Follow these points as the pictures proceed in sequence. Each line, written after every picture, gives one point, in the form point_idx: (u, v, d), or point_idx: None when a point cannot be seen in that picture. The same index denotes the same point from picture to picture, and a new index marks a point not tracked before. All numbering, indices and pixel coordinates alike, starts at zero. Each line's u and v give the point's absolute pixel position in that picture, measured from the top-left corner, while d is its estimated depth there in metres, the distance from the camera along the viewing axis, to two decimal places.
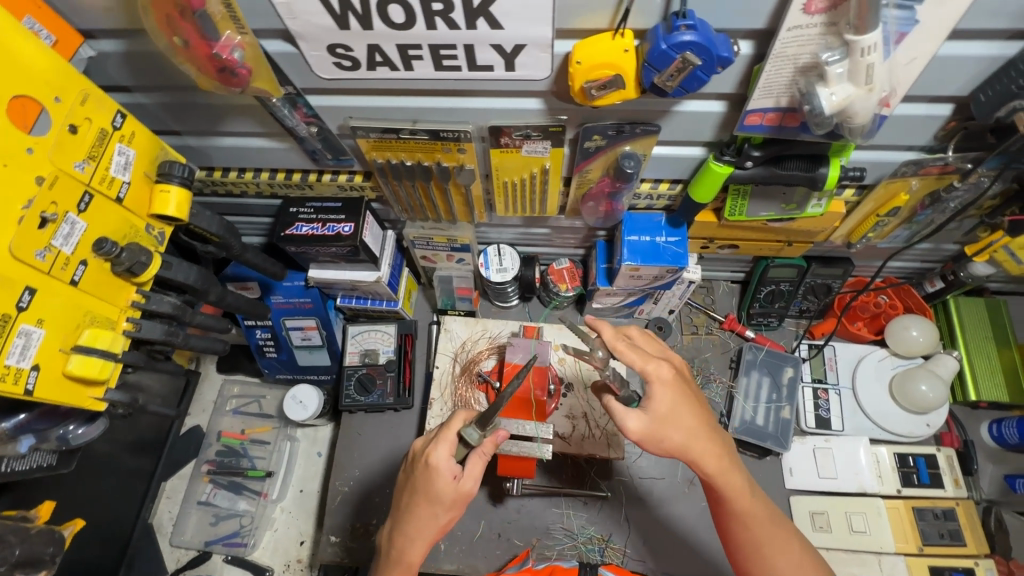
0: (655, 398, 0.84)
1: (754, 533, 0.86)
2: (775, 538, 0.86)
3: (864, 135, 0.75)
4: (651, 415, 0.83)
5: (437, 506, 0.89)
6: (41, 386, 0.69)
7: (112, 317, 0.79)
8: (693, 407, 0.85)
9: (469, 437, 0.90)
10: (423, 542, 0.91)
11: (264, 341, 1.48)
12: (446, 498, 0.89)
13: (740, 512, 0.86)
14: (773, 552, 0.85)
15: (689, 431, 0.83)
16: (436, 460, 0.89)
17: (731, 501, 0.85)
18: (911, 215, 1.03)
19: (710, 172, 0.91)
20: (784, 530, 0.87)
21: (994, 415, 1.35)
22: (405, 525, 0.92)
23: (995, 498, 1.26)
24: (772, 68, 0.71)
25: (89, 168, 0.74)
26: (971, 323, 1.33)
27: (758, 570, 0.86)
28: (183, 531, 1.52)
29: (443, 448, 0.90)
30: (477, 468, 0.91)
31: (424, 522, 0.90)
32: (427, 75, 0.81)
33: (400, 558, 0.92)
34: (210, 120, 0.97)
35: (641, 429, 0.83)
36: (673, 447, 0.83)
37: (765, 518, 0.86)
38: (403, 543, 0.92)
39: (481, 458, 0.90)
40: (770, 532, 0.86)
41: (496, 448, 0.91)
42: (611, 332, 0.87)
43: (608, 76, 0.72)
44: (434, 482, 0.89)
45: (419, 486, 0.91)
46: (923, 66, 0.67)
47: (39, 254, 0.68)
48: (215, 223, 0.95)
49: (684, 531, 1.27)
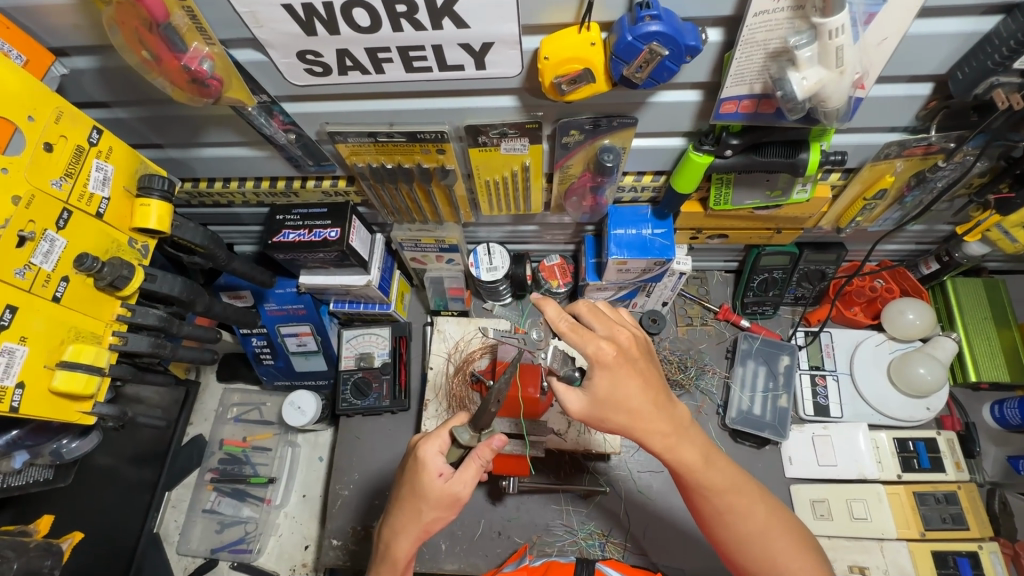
0: (596, 384, 0.80)
1: (715, 504, 0.85)
2: (737, 508, 0.84)
3: (840, 119, 0.74)
4: (590, 397, 0.81)
5: (425, 503, 0.88)
6: (26, 403, 0.70)
7: (97, 332, 0.80)
8: (636, 385, 0.81)
9: (459, 437, 0.91)
10: (409, 537, 0.89)
11: (261, 348, 1.49)
12: (433, 495, 0.88)
13: (696, 483, 0.85)
14: (734, 520, 0.84)
15: (632, 410, 0.81)
16: (425, 455, 0.89)
17: (686, 474, 0.84)
18: (899, 197, 1.02)
19: (690, 162, 0.90)
20: (748, 498, 0.85)
21: (996, 396, 1.33)
22: (394, 519, 0.91)
23: (999, 480, 1.25)
24: (742, 55, 0.70)
25: (67, 185, 0.75)
26: (969, 303, 1.31)
27: (721, 538, 0.86)
28: (190, 539, 1.54)
29: (434, 444, 0.91)
30: (469, 473, 0.88)
31: (410, 517, 0.89)
32: (398, 77, 0.81)
33: (387, 551, 0.91)
34: (189, 132, 0.97)
35: (582, 410, 0.82)
36: (621, 426, 0.82)
37: (725, 488, 0.85)
38: (389, 536, 0.91)
39: (474, 462, 0.88)
40: (731, 502, 0.84)
41: (492, 454, 0.89)
42: (557, 312, 0.78)
43: (577, 70, 0.72)
44: (421, 478, 0.88)
45: (410, 484, 0.90)
46: (894, 46, 0.66)
47: (18, 272, 0.69)
48: (199, 234, 0.96)
49: (685, 524, 1.26)
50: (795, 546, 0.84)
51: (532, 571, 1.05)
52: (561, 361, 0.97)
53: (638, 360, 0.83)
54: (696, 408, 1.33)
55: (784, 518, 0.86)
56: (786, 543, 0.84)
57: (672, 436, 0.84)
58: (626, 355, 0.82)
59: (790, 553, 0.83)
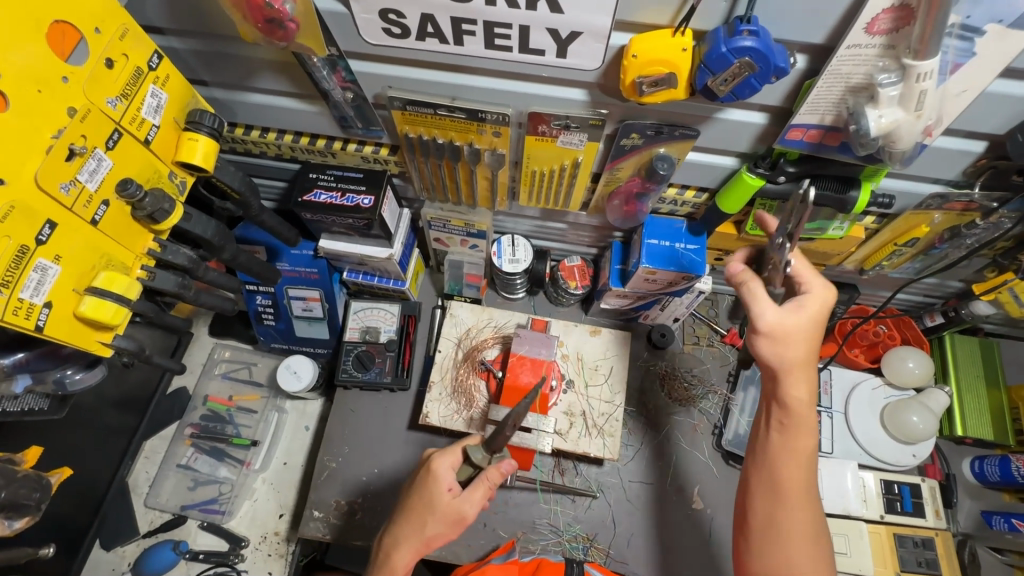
0: (799, 308, 0.81)
1: (806, 486, 0.83)
2: (813, 504, 0.83)
3: (902, 161, 0.76)
4: (783, 314, 0.80)
5: (431, 515, 0.89)
6: (51, 325, 0.66)
7: (127, 263, 0.77)
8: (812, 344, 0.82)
9: (473, 456, 0.91)
10: (410, 548, 0.90)
11: (263, 307, 1.44)
12: (439, 509, 0.89)
13: (800, 450, 0.83)
14: (794, 507, 0.82)
15: (804, 356, 0.81)
16: (438, 468, 0.92)
17: (801, 440, 0.83)
18: (927, 247, 1.05)
19: (742, 182, 0.92)
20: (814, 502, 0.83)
21: (977, 451, 1.38)
22: (397, 528, 0.92)
23: (970, 532, 1.30)
24: (824, 85, 0.71)
25: (121, 106, 0.71)
26: (964, 360, 1.36)
27: (768, 509, 0.84)
28: (160, 492, 1.49)
29: (446, 459, 0.93)
30: (477, 494, 0.91)
31: (413, 528, 0.90)
32: (475, 52, 0.80)
33: (386, 560, 0.91)
34: (242, 74, 0.94)
35: (772, 324, 0.80)
36: (787, 362, 0.81)
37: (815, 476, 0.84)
38: (390, 544, 0.91)
39: (483, 484, 0.90)
40: (811, 495, 0.84)
41: (500, 478, 0.92)
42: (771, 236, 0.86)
43: (661, 73, 0.72)
44: (430, 490, 0.91)
45: (416, 493, 0.93)
46: (972, 99, 0.68)
47: (63, 187, 0.66)
48: (238, 179, 0.93)
49: (675, 539, 1.26)
50: (822, 560, 0.82)
51: (523, 566, 1.05)
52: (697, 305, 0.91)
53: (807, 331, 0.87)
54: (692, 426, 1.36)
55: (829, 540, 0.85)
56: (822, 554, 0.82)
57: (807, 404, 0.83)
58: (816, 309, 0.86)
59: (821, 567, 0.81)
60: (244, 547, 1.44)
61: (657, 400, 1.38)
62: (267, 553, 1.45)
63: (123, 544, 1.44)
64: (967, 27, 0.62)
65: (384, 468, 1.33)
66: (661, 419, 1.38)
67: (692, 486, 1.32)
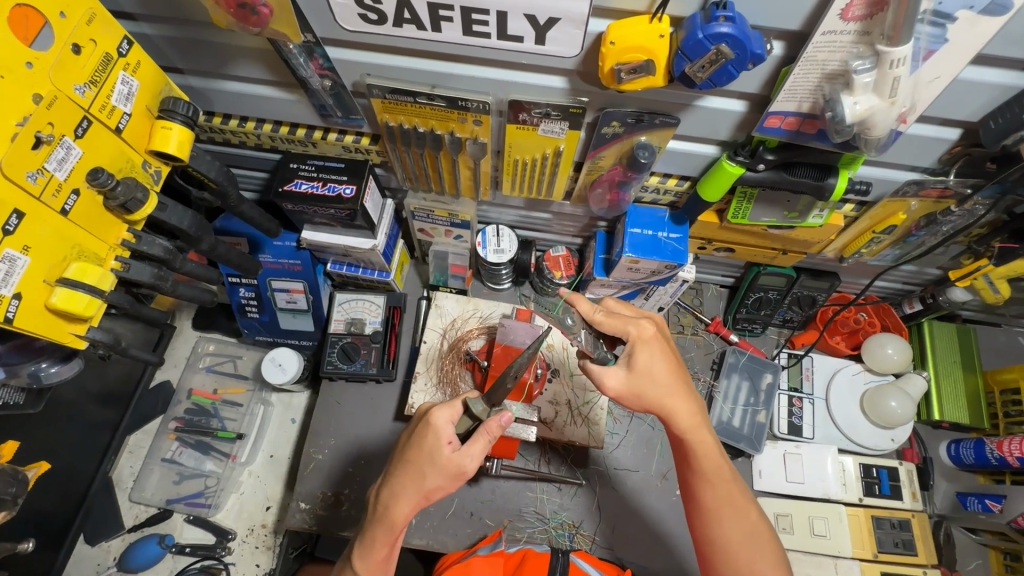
0: (638, 357, 0.88)
1: (718, 493, 0.87)
2: (735, 503, 0.87)
3: (877, 148, 0.77)
4: (629, 371, 0.89)
5: (431, 467, 0.89)
6: (21, 316, 0.65)
7: (100, 254, 0.75)
8: (671, 367, 0.89)
9: (473, 408, 0.90)
10: (410, 501, 0.90)
11: (247, 300, 1.42)
12: (440, 461, 0.88)
13: (702, 467, 0.88)
14: (723, 519, 0.87)
15: (665, 385, 0.87)
16: (437, 421, 0.90)
17: (699, 458, 0.88)
18: (904, 234, 1.06)
19: (721, 171, 0.92)
20: (744, 499, 0.88)
21: (954, 435, 1.41)
22: (395, 481, 0.91)
23: (946, 513, 1.33)
24: (800, 72, 0.71)
25: (90, 93, 0.70)
26: (942, 347, 1.38)
27: (710, 532, 0.88)
28: (145, 487, 1.48)
29: (446, 412, 0.91)
30: (478, 448, 0.89)
31: (412, 478, 0.90)
32: (453, 39, 0.79)
33: (385, 513, 0.91)
34: (218, 61, 0.93)
35: (619, 383, 0.89)
36: (655, 395, 0.88)
37: (729, 479, 0.88)
38: (389, 499, 0.91)
39: (483, 437, 0.88)
40: (731, 494, 0.87)
41: (500, 431, 0.89)
42: (589, 305, 0.91)
43: (639, 60, 0.72)
44: (431, 444, 0.89)
45: (415, 443, 0.91)
46: (944, 85, 0.69)
47: (30, 176, 0.64)
48: (215, 169, 0.92)
49: (652, 523, 1.28)
50: (772, 555, 0.85)
51: (508, 557, 1.04)
52: (593, 343, 0.96)
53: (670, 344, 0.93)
54: None
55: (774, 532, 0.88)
56: (768, 553, 0.86)
57: (695, 417, 0.89)
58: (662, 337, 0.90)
59: (770, 563, 0.85)
60: (231, 540, 1.44)
61: None
62: (254, 546, 1.44)
63: (108, 538, 1.43)
64: (939, 14, 0.62)
65: (370, 459, 1.32)
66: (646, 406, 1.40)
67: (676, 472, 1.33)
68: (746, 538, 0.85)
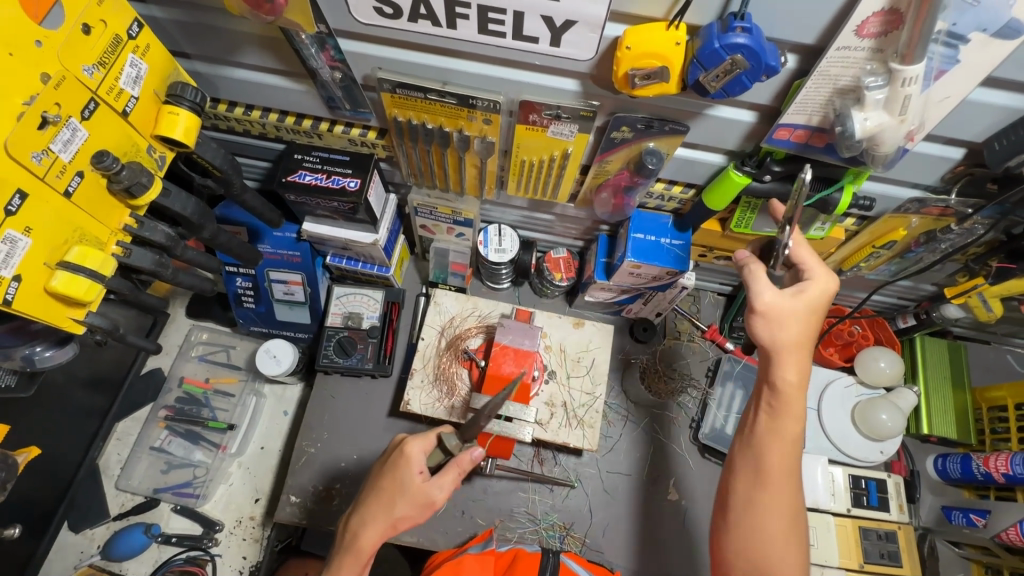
0: (802, 297, 0.83)
1: (778, 471, 0.85)
2: (788, 488, 0.85)
3: (884, 164, 0.78)
4: (787, 295, 0.83)
5: (400, 497, 0.91)
6: (20, 299, 0.64)
7: (101, 238, 0.74)
8: (813, 323, 0.84)
9: (446, 442, 0.93)
10: (376, 529, 0.90)
11: (243, 290, 1.41)
12: (410, 491, 0.91)
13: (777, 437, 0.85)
14: (767, 511, 0.84)
15: (798, 333, 0.83)
16: (411, 451, 0.92)
17: (783, 425, 0.85)
18: (904, 250, 1.08)
19: (728, 180, 0.92)
20: (795, 488, 0.86)
21: (941, 449, 1.43)
22: (364, 508, 0.92)
23: (931, 526, 1.36)
24: (812, 86, 0.72)
25: (98, 74, 0.69)
26: (933, 362, 1.40)
27: (758, 500, 0.85)
28: (132, 475, 1.46)
29: (419, 443, 0.94)
30: (448, 478, 0.92)
31: (381, 508, 0.91)
32: (468, 36, 0.79)
33: (353, 539, 0.91)
34: (227, 47, 0.92)
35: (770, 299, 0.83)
36: (781, 339, 0.83)
37: (793, 463, 0.86)
38: (357, 526, 0.92)
39: (453, 468, 0.91)
40: (786, 480, 0.85)
41: (469, 466, 0.92)
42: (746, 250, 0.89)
43: (653, 66, 0.72)
44: (403, 472, 0.91)
45: (385, 472, 0.93)
46: (953, 105, 0.70)
47: (35, 156, 0.63)
48: (219, 156, 0.91)
49: (641, 528, 1.28)
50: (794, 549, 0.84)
51: (499, 556, 1.04)
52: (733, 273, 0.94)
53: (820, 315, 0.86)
54: (670, 420, 1.39)
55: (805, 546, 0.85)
56: (795, 547, 0.84)
57: (795, 387, 0.84)
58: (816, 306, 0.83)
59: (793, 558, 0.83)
60: (218, 531, 1.42)
61: (637, 392, 1.40)
62: (242, 538, 1.43)
63: (93, 525, 1.41)
64: (953, 35, 0.63)
65: (363, 455, 1.32)
66: (640, 411, 1.40)
67: (668, 478, 1.34)
68: (784, 534, 0.83)
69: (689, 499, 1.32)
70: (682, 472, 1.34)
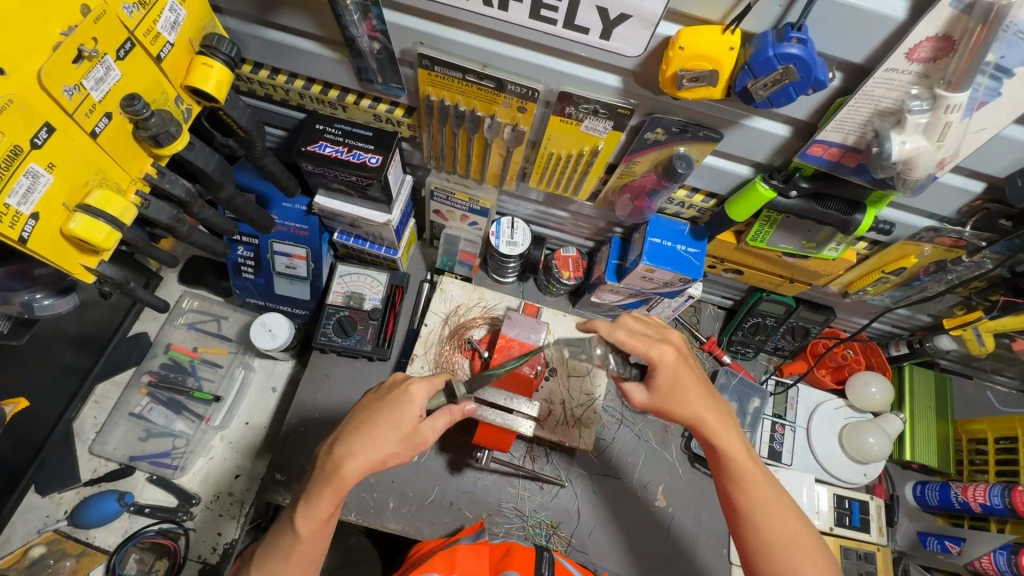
0: (661, 378, 0.91)
1: (750, 498, 0.89)
2: (771, 507, 0.88)
3: (912, 189, 0.80)
4: (651, 390, 0.94)
5: (395, 433, 0.90)
6: (35, 238, 0.61)
7: (122, 185, 0.71)
8: (698, 381, 0.93)
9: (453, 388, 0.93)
10: (362, 462, 0.88)
11: (244, 259, 1.37)
12: (407, 429, 0.90)
13: (736, 471, 0.90)
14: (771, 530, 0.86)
15: (688, 399, 0.91)
16: (415, 392, 0.92)
17: (728, 461, 0.90)
18: (911, 278, 1.11)
19: (754, 192, 0.94)
20: (782, 502, 0.88)
21: (920, 477, 1.47)
22: (354, 440, 0.90)
23: (905, 550, 1.39)
24: (855, 105, 0.73)
25: (137, 14, 0.66)
26: (920, 391, 1.44)
27: (752, 537, 0.87)
28: (108, 440, 1.40)
29: (424, 386, 0.93)
30: (440, 424, 0.92)
31: (373, 442, 0.89)
32: (517, 20, 0.78)
33: (335, 469, 0.88)
34: (264, 6, 0.89)
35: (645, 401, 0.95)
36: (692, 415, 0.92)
37: (762, 485, 0.89)
38: (342, 454, 0.89)
39: (446, 415, 0.92)
40: (767, 499, 0.88)
41: (461, 415, 0.94)
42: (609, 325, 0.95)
43: (703, 68, 0.72)
44: (404, 410, 0.91)
45: (383, 407, 0.92)
46: (987, 138, 0.72)
47: (67, 90, 0.60)
48: (246, 117, 0.88)
49: (629, 531, 1.29)
50: (816, 563, 0.84)
51: (492, 547, 1.03)
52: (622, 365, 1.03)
53: (693, 361, 0.96)
54: (664, 427, 1.39)
55: (817, 536, 0.88)
56: (813, 561, 0.84)
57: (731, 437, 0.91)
58: (682, 355, 0.93)
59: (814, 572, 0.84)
60: (194, 505, 1.38)
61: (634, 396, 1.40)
62: (218, 513, 1.38)
63: (62, 489, 1.36)
64: (1000, 68, 0.65)
65: None
66: (634, 415, 1.40)
67: (656, 484, 1.34)
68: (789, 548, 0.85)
69: (675, 506, 1.33)
70: (672, 479, 1.35)
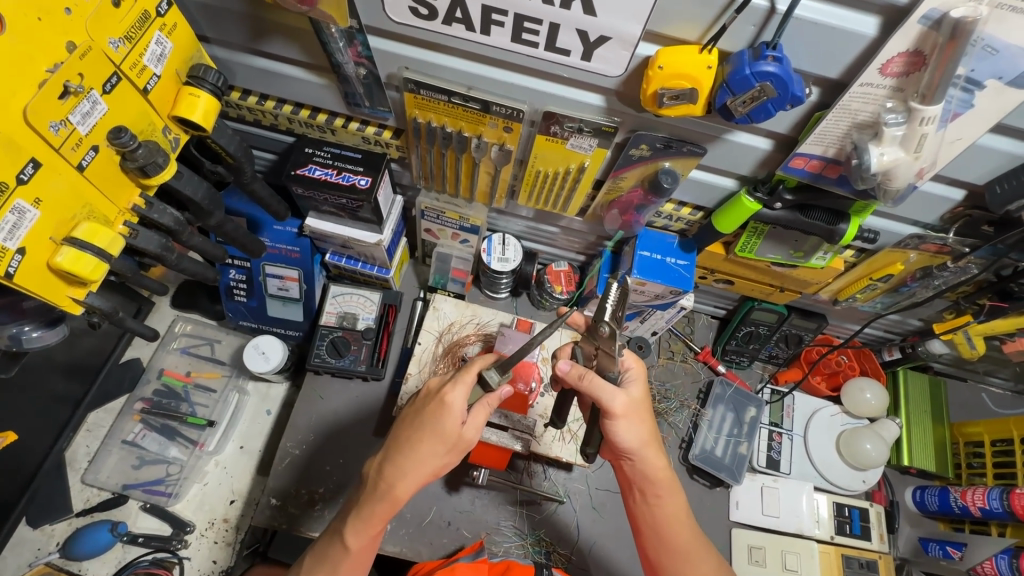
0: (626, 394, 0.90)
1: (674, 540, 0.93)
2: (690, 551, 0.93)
3: (893, 200, 0.82)
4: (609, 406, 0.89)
5: (443, 445, 0.88)
6: (22, 273, 0.61)
7: (110, 217, 0.72)
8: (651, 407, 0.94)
9: (488, 379, 0.89)
10: (414, 481, 0.88)
11: (235, 282, 1.37)
12: (452, 438, 0.89)
13: (664, 514, 0.93)
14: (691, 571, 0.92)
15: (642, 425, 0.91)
16: (452, 400, 0.88)
17: (660, 502, 0.93)
18: (899, 284, 1.12)
19: (740, 205, 0.95)
20: (702, 546, 0.94)
21: (919, 482, 1.46)
22: (403, 460, 0.88)
23: (908, 557, 1.37)
24: (832, 118, 0.75)
25: (123, 49, 0.67)
26: (915, 395, 1.44)
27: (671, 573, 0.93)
28: (100, 469, 1.39)
29: (460, 390, 0.89)
30: (479, 417, 0.92)
31: (422, 461, 0.88)
32: (500, 44, 0.80)
33: (386, 490, 0.88)
34: (250, 34, 0.90)
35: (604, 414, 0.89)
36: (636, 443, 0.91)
37: (685, 529, 0.93)
38: (394, 476, 0.88)
39: (485, 409, 0.91)
40: (688, 544, 0.93)
41: (496, 403, 0.93)
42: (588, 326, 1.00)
43: (683, 87, 0.74)
44: (444, 419, 0.88)
45: (423, 421, 0.89)
46: (963, 148, 0.73)
47: (53, 126, 0.61)
48: (234, 143, 0.89)
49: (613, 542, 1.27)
50: None
51: (491, 565, 1.01)
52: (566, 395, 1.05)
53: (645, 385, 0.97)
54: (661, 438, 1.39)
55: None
56: None
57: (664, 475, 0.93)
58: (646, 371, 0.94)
59: None
60: (189, 533, 1.36)
61: None
62: (213, 540, 1.36)
63: (54, 520, 1.34)
64: (971, 80, 0.66)
65: (348, 459, 1.28)
66: None
67: None
68: None
69: None
70: None
